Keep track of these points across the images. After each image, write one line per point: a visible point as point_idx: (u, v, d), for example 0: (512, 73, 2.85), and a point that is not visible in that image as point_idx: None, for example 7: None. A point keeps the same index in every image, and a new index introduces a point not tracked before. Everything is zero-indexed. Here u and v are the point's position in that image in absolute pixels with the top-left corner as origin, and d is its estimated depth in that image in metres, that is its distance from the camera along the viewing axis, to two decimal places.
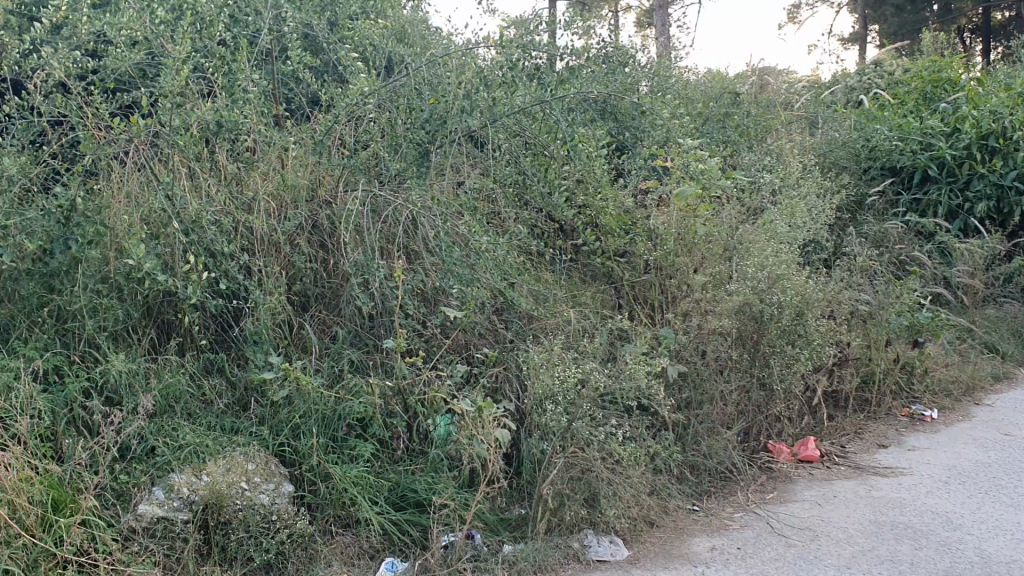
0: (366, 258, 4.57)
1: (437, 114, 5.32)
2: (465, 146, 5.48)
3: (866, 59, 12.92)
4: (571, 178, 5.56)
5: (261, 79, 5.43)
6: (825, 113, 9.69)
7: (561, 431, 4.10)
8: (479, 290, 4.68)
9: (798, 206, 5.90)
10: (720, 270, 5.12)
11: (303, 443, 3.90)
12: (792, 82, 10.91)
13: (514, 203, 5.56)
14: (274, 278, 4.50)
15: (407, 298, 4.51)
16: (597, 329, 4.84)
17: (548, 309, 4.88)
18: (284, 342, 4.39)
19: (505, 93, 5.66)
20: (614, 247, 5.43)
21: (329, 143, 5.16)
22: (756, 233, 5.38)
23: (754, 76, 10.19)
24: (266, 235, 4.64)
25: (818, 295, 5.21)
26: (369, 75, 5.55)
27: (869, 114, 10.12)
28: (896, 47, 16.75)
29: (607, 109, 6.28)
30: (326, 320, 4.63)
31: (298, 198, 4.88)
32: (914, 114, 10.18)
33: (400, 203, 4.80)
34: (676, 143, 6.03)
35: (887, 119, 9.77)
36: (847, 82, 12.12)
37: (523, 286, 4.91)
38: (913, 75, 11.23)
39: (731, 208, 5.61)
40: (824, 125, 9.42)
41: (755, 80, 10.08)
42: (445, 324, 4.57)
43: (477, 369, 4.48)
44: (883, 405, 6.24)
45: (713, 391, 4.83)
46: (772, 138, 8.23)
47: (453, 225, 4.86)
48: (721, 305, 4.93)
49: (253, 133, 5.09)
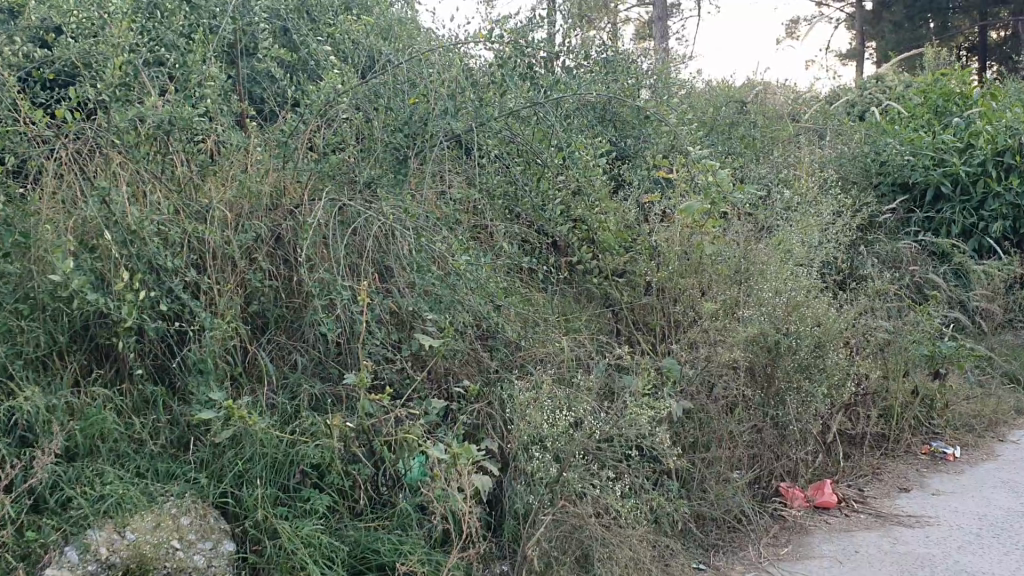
0: (330, 277, 4.05)
1: (418, 115, 4.79)
2: (449, 151, 4.95)
3: (873, 73, 12.42)
4: (567, 189, 5.04)
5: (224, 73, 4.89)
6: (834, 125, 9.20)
7: (549, 482, 3.57)
8: (462, 314, 4.16)
9: (815, 226, 5.38)
10: (731, 292, 4.63)
11: (247, 494, 3.44)
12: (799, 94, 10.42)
13: (503, 215, 5.04)
14: (227, 299, 4.05)
15: (376, 323, 4.00)
16: (592, 360, 4.33)
17: (536, 334, 4.35)
18: (235, 372, 3.92)
19: (494, 94, 5.13)
20: (611, 267, 4.84)
21: (296, 144, 4.60)
22: (768, 253, 4.87)
23: (759, 87, 9.60)
24: (219, 247, 4.14)
25: (840, 323, 4.76)
26: (344, 70, 5.00)
27: (879, 127, 9.61)
28: (899, 62, 16.26)
29: (606, 115, 5.76)
30: (284, 346, 4.13)
31: (259, 207, 4.37)
32: (925, 128, 9.69)
33: (372, 214, 4.26)
34: (681, 152, 5.52)
35: (898, 133, 9.25)
36: (852, 95, 11.62)
37: (510, 309, 4.37)
38: (923, 88, 10.74)
39: (743, 225, 5.09)
40: (833, 138, 8.92)
41: (762, 88, 9.54)
42: (420, 352, 4.05)
43: (457, 405, 3.96)
44: (902, 441, 5.57)
45: (722, 432, 4.26)
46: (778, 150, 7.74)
47: (432, 240, 4.32)
48: (733, 335, 4.35)
49: (211, 133, 4.58)
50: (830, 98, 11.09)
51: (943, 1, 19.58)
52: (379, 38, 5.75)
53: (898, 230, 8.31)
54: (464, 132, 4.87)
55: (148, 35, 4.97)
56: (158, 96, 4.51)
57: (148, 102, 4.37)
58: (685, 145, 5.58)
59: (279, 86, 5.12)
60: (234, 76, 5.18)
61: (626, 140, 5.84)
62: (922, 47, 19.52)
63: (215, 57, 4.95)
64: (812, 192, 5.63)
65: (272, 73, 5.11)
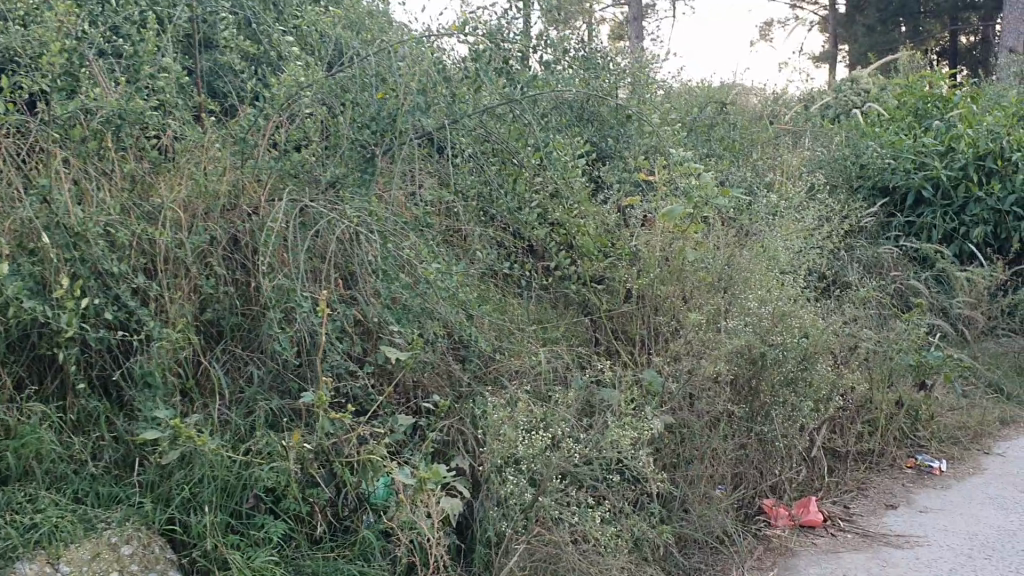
0: (289, 284, 3.80)
1: (386, 110, 4.51)
2: (420, 150, 4.70)
3: (852, 75, 12.24)
4: (544, 191, 4.81)
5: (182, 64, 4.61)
6: (815, 128, 9.01)
7: (523, 509, 3.34)
8: (431, 324, 3.91)
9: (801, 231, 5.17)
10: (715, 300, 4.41)
11: (195, 520, 3.21)
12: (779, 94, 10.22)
13: (477, 217, 4.79)
14: (179, 306, 3.80)
15: (337, 335, 3.74)
16: (570, 373, 4.10)
17: (510, 345, 4.11)
18: (186, 386, 3.68)
19: (467, 89, 4.88)
20: (590, 272, 4.63)
21: (256, 141, 4.34)
22: (752, 260, 4.65)
23: (739, 87, 9.39)
24: (170, 250, 3.89)
25: (827, 333, 4.54)
26: (309, 62, 4.73)
27: (860, 129, 9.43)
28: (874, 65, 16.11)
29: (585, 114, 5.51)
30: (239, 358, 3.91)
31: (216, 208, 4.12)
32: (907, 131, 9.51)
33: (334, 216, 4.00)
34: (663, 152, 5.28)
35: (878, 136, 9.07)
36: (830, 97, 11.43)
37: (483, 318, 4.13)
38: (903, 90, 10.56)
39: (727, 231, 4.87)
40: (814, 140, 8.74)
41: (742, 89, 9.34)
42: (385, 365, 3.80)
43: (426, 421, 3.72)
44: (886, 455, 5.36)
45: (704, 450, 4.03)
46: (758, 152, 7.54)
47: (400, 245, 4.07)
48: (719, 347, 4.11)
49: (165, 128, 4.31)
50: (811, 98, 10.89)
51: (915, 4, 19.49)
52: (348, 29, 5.48)
53: (880, 235, 8.11)
54: (436, 130, 4.62)
55: (100, 23, 4.69)
56: (107, 88, 4.23)
57: (96, 95, 4.10)
58: (667, 146, 5.35)
59: (241, 78, 4.84)
60: (193, 68, 4.90)
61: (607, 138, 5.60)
62: (897, 51, 19.44)
63: (172, 46, 4.67)
64: (798, 197, 5.42)
65: (234, 65, 4.83)
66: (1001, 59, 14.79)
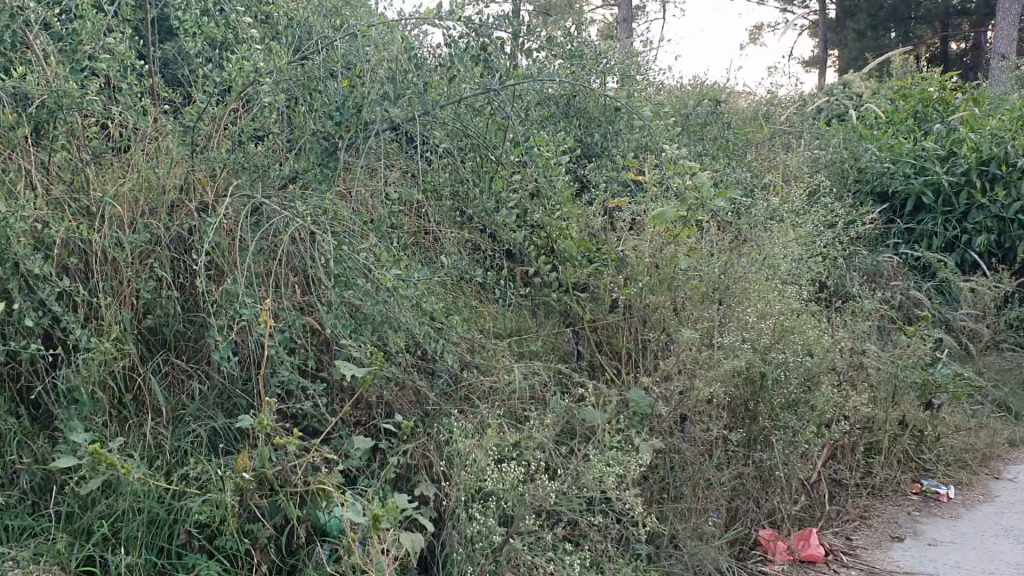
0: (235, 290, 3.40)
1: (351, 100, 4.09)
2: (388, 144, 4.31)
3: (846, 78, 11.87)
4: (523, 190, 4.34)
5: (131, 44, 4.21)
6: (812, 128, 8.65)
7: (490, 552, 2.99)
8: (394, 336, 3.52)
9: (803, 239, 4.79)
10: (709, 313, 4.03)
11: (116, 560, 2.83)
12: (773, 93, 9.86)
13: (451, 219, 4.43)
14: (114, 313, 3.42)
15: (280, 351, 3.29)
16: (547, 390, 3.78)
17: (484, 360, 3.73)
18: (118, 405, 3.33)
19: (441, 77, 4.48)
20: (573, 279, 4.26)
21: (209, 131, 3.99)
22: (750, 268, 4.24)
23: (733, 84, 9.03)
24: (107, 251, 3.51)
25: (831, 351, 4.15)
26: (271, 46, 4.33)
27: (858, 131, 9.03)
28: (865, 70, 15.75)
29: (571, 107, 5.10)
30: (181, 371, 3.54)
31: (161, 204, 3.74)
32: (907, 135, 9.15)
33: (287, 216, 3.58)
34: (654, 150, 4.89)
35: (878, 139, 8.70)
36: (825, 98, 11.05)
37: (455, 330, 3.73)
38: (902, 92, 10.19)
39: (723, 237, 4.48)
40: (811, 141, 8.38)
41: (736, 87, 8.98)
42: (342, 386, 3.45)
43: (387, 444, 3.37)
44: (890, 480, 4.98)
45: (698, 479, 3.64)
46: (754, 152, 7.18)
47: (359, 249, 3.66)
48: (713, 367, 3.73)
49: (108, 115, 3.92)
50: (805, 98, 10.49)
51: (909, 9, 19.14)
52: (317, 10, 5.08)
53: (877, 243, 7.76)
54: (407, 121, 4.23)
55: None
56: (44, 69, 3.84)
57: (29, 76, 3.71)
58: (658, 144, 4.94)
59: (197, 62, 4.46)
60: (146, 50, 4.50)
61: (594, 135, 5.19)
62: (889, 56, 19.08)
63: (120, 25, 4.27)
64: (798, 201, 5.02)
65: (188, 47, 4.43)
66: (995, 64, 14.38)
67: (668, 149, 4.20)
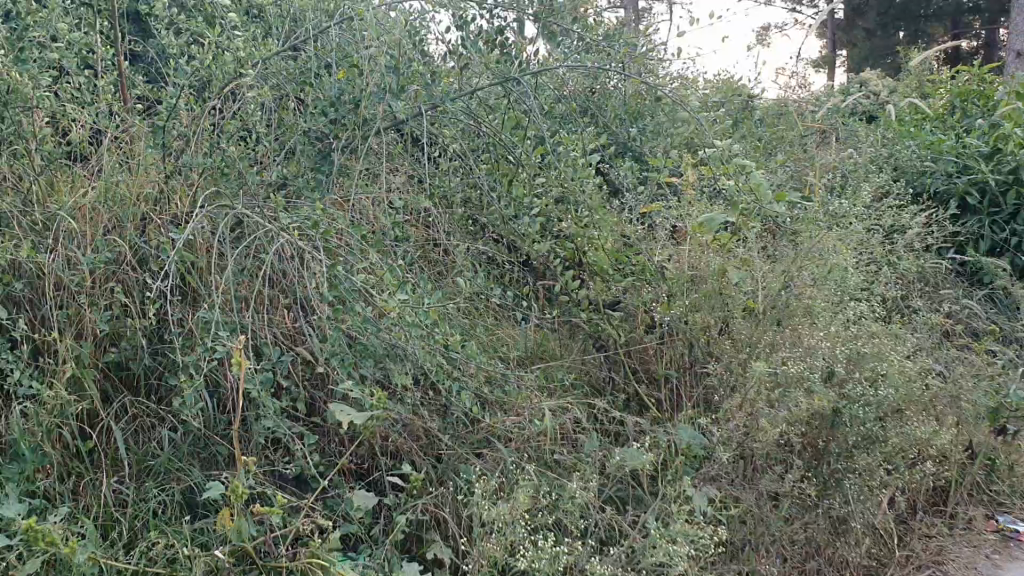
0: (210, 321, 2.87)
1: (348, 95, 3.55)
2: (390, 145, 3.76)
3: (884, 72, 11.11)
4: (547, 196, 3.78)
5: (99, 33, 3.71)
6: (851, 123, 8.04)
7: None
8: (398, 371, 2.97)
9: (863, 247, 4.18)
10: (769, 335, 3.46)
11: None
12: (809, 86, 9.23)
13: (463, 230, 3.93)
14: (68, 350, 2.91)
15: (263, 396, 2.73)
16: (582, 427, 3.27)
17: (505, 396, 3.18)
18: (73, 458, 2.82)
19: (449, 67, 3.91)
20: (603, 295, 3.70)
21: (182, 132, 3.46)
22: (812, 283, 3.66)
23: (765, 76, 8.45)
24: (62, 276, 3.00)
25: (915, 380, 3.50)
26: (260, 37, 3.83)
27: (903, 125, 8.33)
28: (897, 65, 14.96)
29: (593, 101, 4.49)
30: (149, 415, 3.01)
31: (127, 219, 3.23)
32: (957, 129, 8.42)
33: (273, 230, 3.06)
34: (694, 145, 4.31)
35: (925, 133, 8.01)
36: (864, 90, 10.34)
37: (470, 362, 3.12)
38: (947, 83, 9.45)
39: (777, 245, 3.89)
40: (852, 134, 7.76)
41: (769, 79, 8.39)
42: (340, 431, 2.92)
43: (394, 501, 2.86)
44: (967, 517, 4.22)
45: (761, 536, 3.12)
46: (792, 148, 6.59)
47: (357, 267, 3.10)
48: (779, 405, 3.20)
49: (69, 114, 3.42)
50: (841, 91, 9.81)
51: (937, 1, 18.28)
52: None
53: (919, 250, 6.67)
54: (413, 118, 3.67)
55: None
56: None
57: None
58: (696, 140, 4.33)
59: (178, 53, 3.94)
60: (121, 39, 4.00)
61: (624, 130, 4.59)
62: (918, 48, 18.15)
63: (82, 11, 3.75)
64: (859, 200, 4.41)
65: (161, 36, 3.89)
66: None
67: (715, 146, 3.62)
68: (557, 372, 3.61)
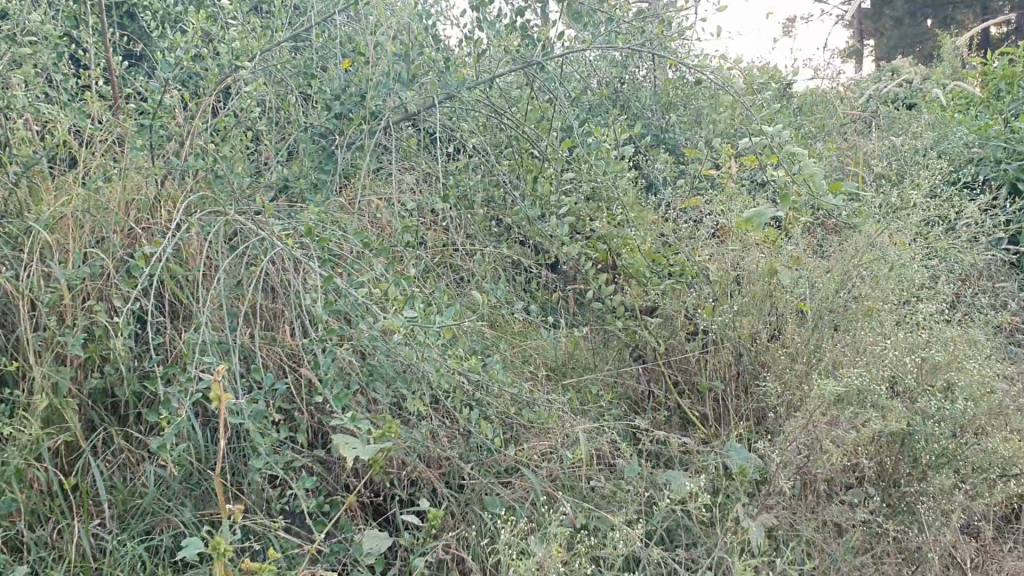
0: (198, 344, 2.57)
1: (353, 87, 3.20)
2: (402, 141, 3.42)
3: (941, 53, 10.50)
4: (576, 193, 3.42)
5: (88, 31, 3.44)
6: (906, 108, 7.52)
7: None
8: (412, 394, 2.63)
9: (928, 241, 3.77)
10: (829, 344, 3.09)
11: None
12: (861, 73, 8.70)
13: (485, 233, 3.60)
14: (45, 379, 2.64)
15: (257, 428, 2.41)
16: (619, 450, 2.93)
17: (535, 416, 2.83)
18: (51, 500, 2.55)
19: (466, 54, 3.57)
20: (640, 302, 3.33)
21: (174, 134, 3.16)
22: (877, 283, 3.26)
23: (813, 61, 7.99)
24: (39, 297, 2.73)
25: (1001, 390, 3.08)
26: (261, 29, 3.52)
27: (960, 109, 7.78)
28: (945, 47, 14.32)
29: (629, 88, 4.11)
30: (136, 448, 2.73)
31: (112, 229, 2.94)
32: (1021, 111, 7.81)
33: (268, 239, 2.73)
34: (739, 133, 3.93)
35: (988, 116, 7.44)
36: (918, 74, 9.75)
37: (494, 382, 2.77)
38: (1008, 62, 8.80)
39: (833, 241, 3.50)
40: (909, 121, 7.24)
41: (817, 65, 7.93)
42: (348, 464, 2.59)
43: (409, 541, 2.54)
44: None
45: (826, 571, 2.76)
46: (843, 136, 6.16)
47: (364, 278, 2.75)
48: (843, 423, 2.82)
49: (50, 118, 3.15)
50: (893, 74, 9.26)
51: None
52: None
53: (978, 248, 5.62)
54: (425, 110, 3.34)
55: None
56: None
57: None
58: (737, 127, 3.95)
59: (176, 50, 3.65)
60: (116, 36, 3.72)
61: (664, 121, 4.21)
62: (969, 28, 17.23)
63: (66, 6, 3.48)
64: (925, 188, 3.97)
65: (152, 29, 3.60)
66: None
67: (762, 132, 3.24)
68: (591, 386, 3.27)
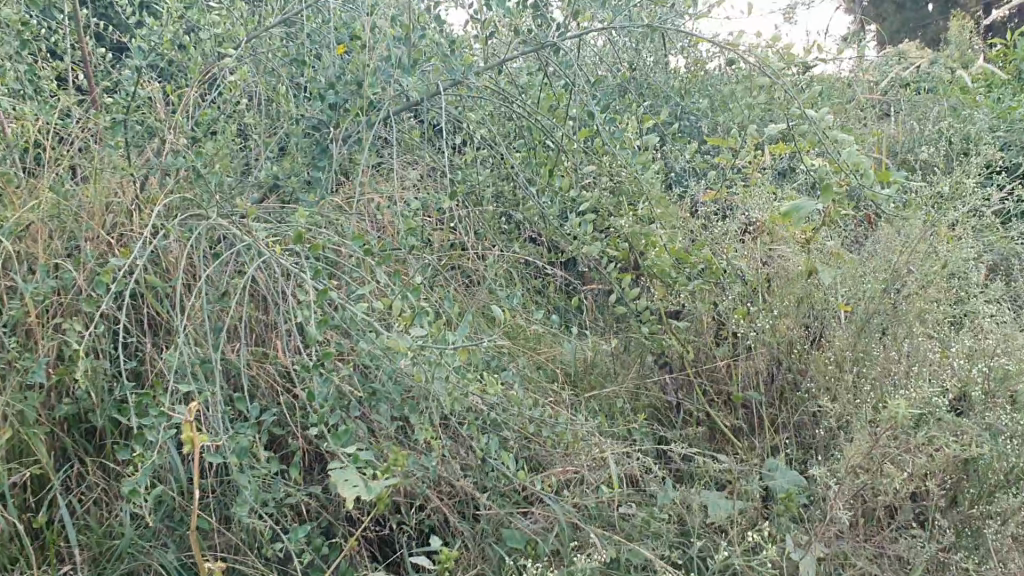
0: (177, 367, 2.28)
1: (349, 74, 2.89)
2: (404, 133, 3.12)
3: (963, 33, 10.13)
4: (595, 187, 3.12)
5: (61, 20, 3.15)
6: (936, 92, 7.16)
7: None
8: (419, 418, 2.34)
9: (981, 233, 3.45)
10: (879, 352, 2.79)
11: None
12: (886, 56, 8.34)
13: (496, 233, 3.30)
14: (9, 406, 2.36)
15: (243, 462, 2.13)
16: (649, 473, 2.65)
17: (556, 438, 2.54)
18: (18, 542, 2.28)
19: (472, 36, 3.27)
20: (668, 306, 3.04)
21: (152, 130, 2.88)
22: (930, 281, 2.96)
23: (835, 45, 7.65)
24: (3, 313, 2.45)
25: None
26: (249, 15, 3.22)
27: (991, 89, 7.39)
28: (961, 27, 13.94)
29: (650, 73, 3.80)
30: (114, 481, 2.46)
31: (84, 237, 2.66)
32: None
33: (255, 246, 2.44)
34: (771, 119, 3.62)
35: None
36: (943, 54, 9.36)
37: (511, 401, 2.47)
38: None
39: (877, 234, 3.19)
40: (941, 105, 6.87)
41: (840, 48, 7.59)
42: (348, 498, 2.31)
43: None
44: None
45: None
46: (874, 121, 5.82)
47: (364, 287, 2.46)
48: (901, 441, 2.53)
49: (17, 115, 2.87)
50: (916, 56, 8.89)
51: None
52: None
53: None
54: (428, 98, 3.03)
55: None
56: None
57: None
58: (766, 112, 3.64)
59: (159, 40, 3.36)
60: (94, 27, 3.43)
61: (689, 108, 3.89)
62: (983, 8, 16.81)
63: None
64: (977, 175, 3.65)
65: (132, 18, 3.31)
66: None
67: (802, 116, 2.93)
68: (615, 399, 2.98)
